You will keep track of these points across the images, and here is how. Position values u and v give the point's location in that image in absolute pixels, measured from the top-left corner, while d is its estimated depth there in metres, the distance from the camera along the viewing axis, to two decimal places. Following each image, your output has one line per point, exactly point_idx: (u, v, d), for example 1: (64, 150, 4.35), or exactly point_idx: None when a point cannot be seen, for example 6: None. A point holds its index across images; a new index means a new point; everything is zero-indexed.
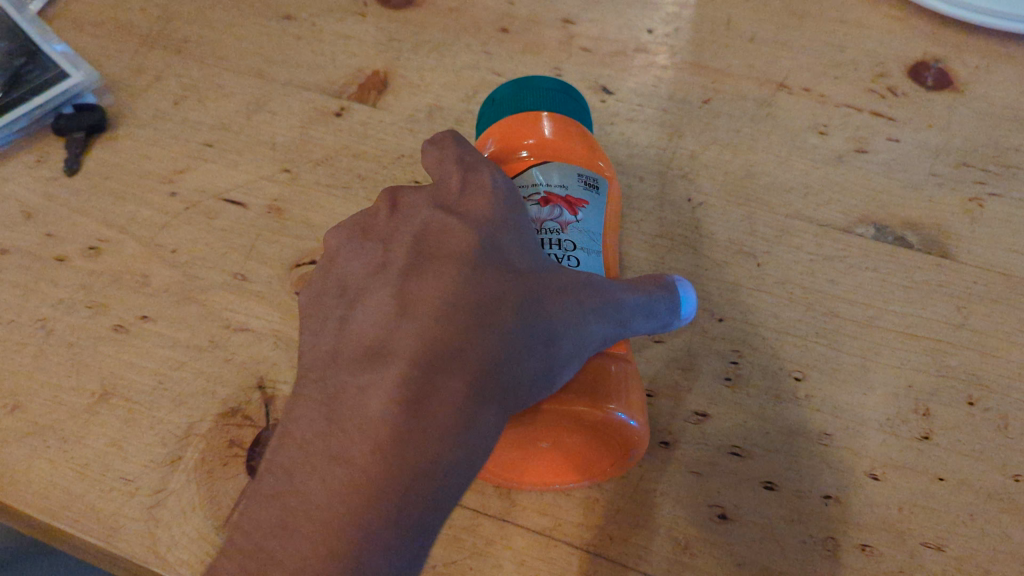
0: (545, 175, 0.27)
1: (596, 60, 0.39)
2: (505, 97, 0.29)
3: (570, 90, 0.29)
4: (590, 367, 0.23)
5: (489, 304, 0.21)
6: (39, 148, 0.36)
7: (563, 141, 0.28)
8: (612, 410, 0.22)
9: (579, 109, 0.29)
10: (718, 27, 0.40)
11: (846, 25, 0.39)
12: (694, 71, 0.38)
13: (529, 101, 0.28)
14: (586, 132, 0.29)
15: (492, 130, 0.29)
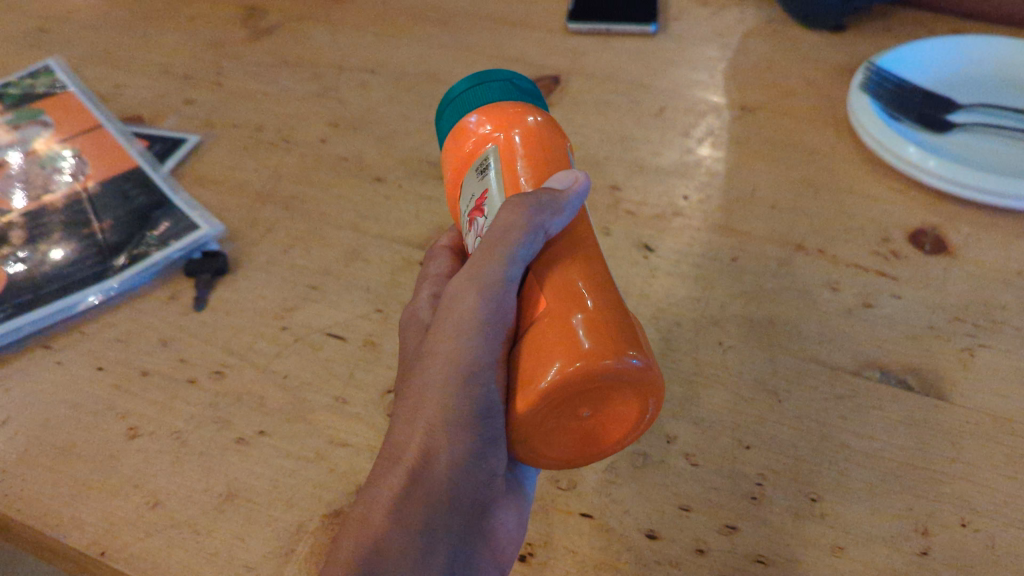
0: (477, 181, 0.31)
1: (639, 221, 0.46)
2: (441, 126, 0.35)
3: (473, 83, 0.34)
4: (575, 326, 0.25)
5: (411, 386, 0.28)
6: (172, 286, 0.44)
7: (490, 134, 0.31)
8: (630, 357, 0.24)
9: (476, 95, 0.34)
10: (745, 197, 0.47)
11: (853, 199, 0.46)
12: (723, 233, 0.45)
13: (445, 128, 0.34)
14: (516, 107, 0.32)
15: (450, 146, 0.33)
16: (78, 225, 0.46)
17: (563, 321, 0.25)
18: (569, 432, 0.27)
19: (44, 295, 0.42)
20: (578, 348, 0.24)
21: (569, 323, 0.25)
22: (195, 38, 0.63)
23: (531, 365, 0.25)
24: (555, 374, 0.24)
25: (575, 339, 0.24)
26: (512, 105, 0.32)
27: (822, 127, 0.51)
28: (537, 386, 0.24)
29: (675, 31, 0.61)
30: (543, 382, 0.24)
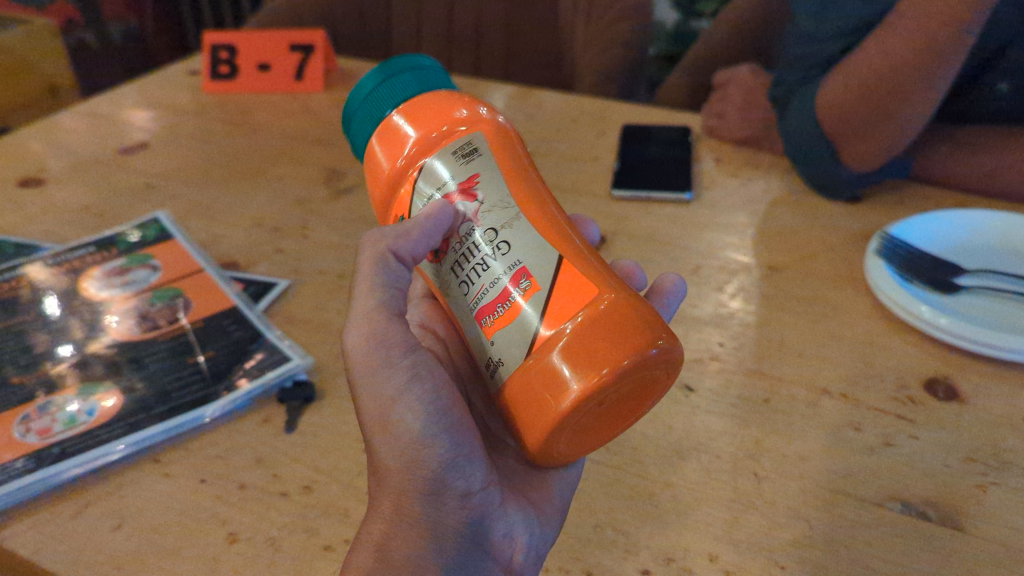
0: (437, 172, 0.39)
1: (680, 364, 0.51)
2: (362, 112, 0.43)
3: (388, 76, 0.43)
4: (584, 342, 0.32)
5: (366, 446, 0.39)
6: (265, 410, 0.49)
7: (430, 124, 0.40)
8: (650, 352, 0.32)
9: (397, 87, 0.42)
10: (774, 346, 0.52)
11: (871, 351, 0.52)
12: (756, 376, 0.50)
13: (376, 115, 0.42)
14: (438, 93, 0.42)
15: (381, 137, 0.42)
16: (184, 354, 0.53)
17: (562, 342, 0.33)
18: (587, 427, 0.34)
19: (154, 415, 0.48)
20: (581, 376, 0.32)
21: (567, 341, 0.33)
22: (284, 196, 0.71)
23: (546, 383, 0.33)
24: (586, 384, 0.32)
25: (597, 355, 0.32)
26: (427, 95, 0.42)
27: (842, 286, 0.58)
28: (561, 406, 0.32)
29: (708, 198, 0.69)
30: (575, 389, 0.32)
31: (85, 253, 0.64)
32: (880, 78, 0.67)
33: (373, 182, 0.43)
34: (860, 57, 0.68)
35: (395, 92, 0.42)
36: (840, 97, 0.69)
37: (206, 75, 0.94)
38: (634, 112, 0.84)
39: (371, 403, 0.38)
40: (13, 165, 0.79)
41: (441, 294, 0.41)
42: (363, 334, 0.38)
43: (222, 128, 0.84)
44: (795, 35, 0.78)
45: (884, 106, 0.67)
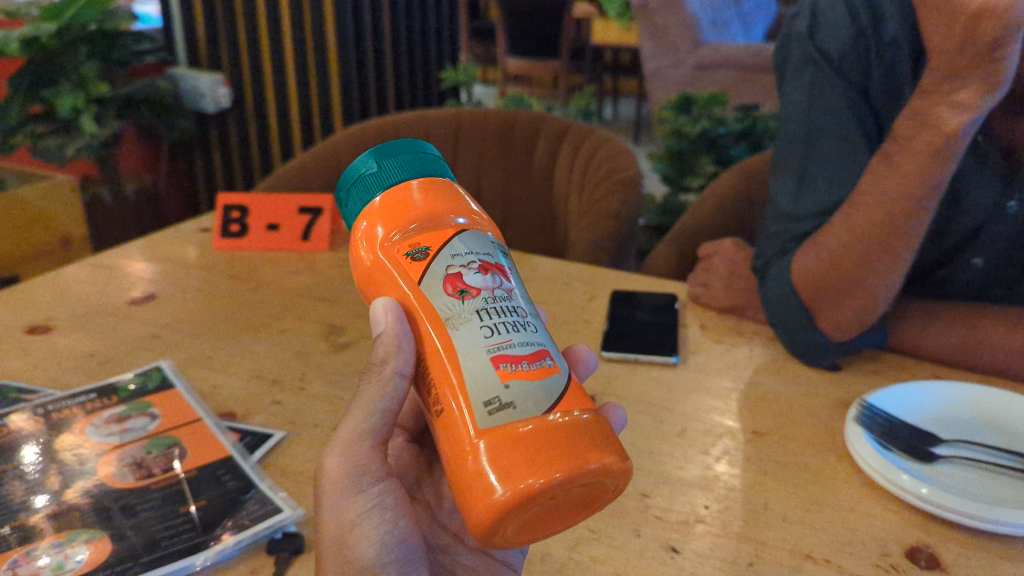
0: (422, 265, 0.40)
1: (666, 526, 0.52)
2: (373, 179, 0.44)
3: (402, 157, 0.44)
4: (542, 444, 0.35)
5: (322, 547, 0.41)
6: (254, 561, 0.50)
7: (411, 216, 0.41)
8: (595, 470, 0.35)
9: (415, 165, 0.44)
10: (759, 509, 0.53)
11: (854, 516, 0.53)
12: (741, 539, 0.51)
13: (391, 182, 0.43)
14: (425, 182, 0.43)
15: (389, 199, 0.42)
16: (176, 502, 0.54)
17: (511, 434, 0.35)
18: (518, 524, 0.36)
19: (140, 564, 0.48)
20: (525, 471, 0.34)
21: (520, 435, 0.35)
22: (284, 350, 0.74)
23: (493, 467, 0.35)
24: (523, 487, 0.34)
25: (545, 460, 0.34)
26: (419, 180, 0.43)
27: (824, 451, 0.59)
28: (500, 493, 0.34)
29: (694, 362, 0.71)
30: (508, 488, 0.34)
31: (86, 400, 0.65)
32: (852, 248, 0.73)
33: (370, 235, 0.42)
34: (835, 229, 0.75)
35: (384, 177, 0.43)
36: (816, 266, 0.76)
37: (216, 232, 0.98)
38: (622, 279, 0.89)
39: (337, 517, 0.41)
40: (23, 312, 0.82)
41: (428, 326, 0.39)
42: (349, 454, 0.41)
43: (228, 282, 0.88)
44: (774, 210, 0.84)
45: (860, 275, 0.73)
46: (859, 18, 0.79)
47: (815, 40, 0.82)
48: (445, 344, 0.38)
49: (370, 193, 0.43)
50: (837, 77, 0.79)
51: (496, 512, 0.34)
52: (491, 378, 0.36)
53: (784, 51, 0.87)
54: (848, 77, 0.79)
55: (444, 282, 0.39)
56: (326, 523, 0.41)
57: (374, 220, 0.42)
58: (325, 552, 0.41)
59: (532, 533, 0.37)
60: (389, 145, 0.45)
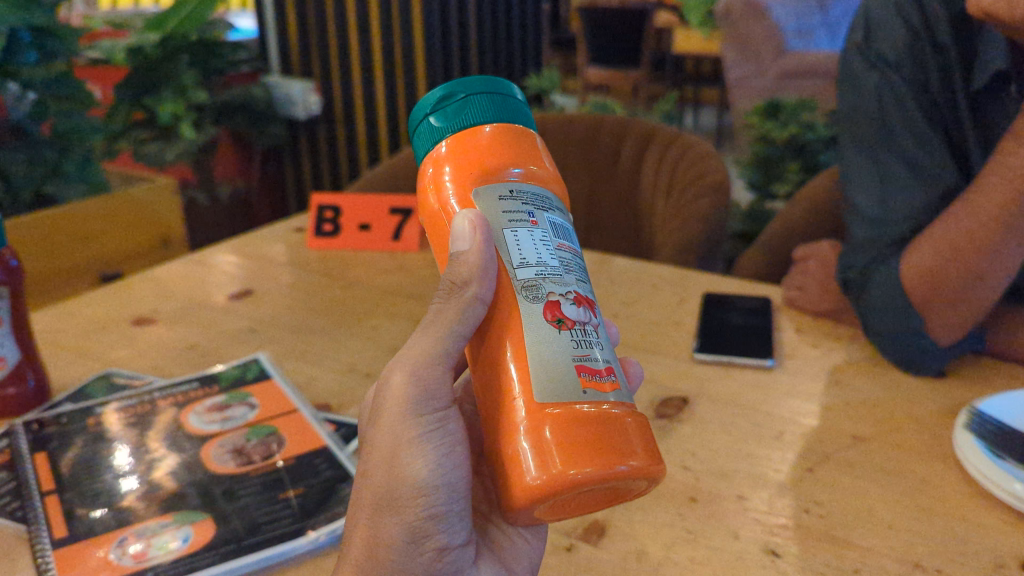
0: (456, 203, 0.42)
1: (765, 528, 0.51)
2: (464, 114, 0.44)
3: (488, 95, 0.44)
4: (596, 429, 0.36)
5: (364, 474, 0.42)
6: None
7: (509, 167, 0.43)
8: (644, 485, 0.38)
9: (492, 106, 0.44)
10: (861, 514, 0.52)
11: (969, 524, 0.50)
12: (843, 545, 0.49)
13: (476, 117, 0.44)
14: (518, 132, 0.44)
15: (494, 140, 0.43)
16: (276, 489, 0.55)
17: (564, 418, 0.36)
18: (542, 509, 0.38)
19: (242, 547, 0.49)
20: (570, 461, 0.35)
21: (572, 421, 0.36)
22: (377, 345, 0.75)
23: (532, 448, 0.36)
24: (580, 474, 0.35)
25: (605, 501, 0.40)
26: (506, 129, 0.44)
27: (929, 458, 0.57)
28: (530, 476, 0.36)
29: (790, 365, 0.70)
30: (542, 471, 0.36)
31: (189, 388, 0.68)
32: (966, 244, 0.69)
33: (485, 157, 0.42)
34: (946, 224, 0.71)
35: (456, 120, 0.44)
36: (929, 263, 0.71)
37: (310, 231, 1.00)
38: (713, 282, 0.87)
39: (388, 441, 0.40)
40: (129, 305, 0.86)
41: (578, 277, 0.41)
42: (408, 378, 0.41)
43: (322, 279, 0.90)
44: (856, 219, 0.79)
45: (979, 271, 0.69)
46: (909, 19, 0.76)
47: (869, 47, 0.79)
48: (589, 300, 0.41)
49: (464, 122, 0.44)
50: (899, 80, 0.76)
51: (523, 497, 0.36)
52: (608, 357, 0.40)
53: (845, 58, 0.83)
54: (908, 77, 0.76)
55: (545, 306, 0.39)
56: (372, 447, 0.41)
57: (489, 153, 0.43)
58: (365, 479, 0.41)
59: (555, 517, 0.40)
60: (470, 83, 0.45)
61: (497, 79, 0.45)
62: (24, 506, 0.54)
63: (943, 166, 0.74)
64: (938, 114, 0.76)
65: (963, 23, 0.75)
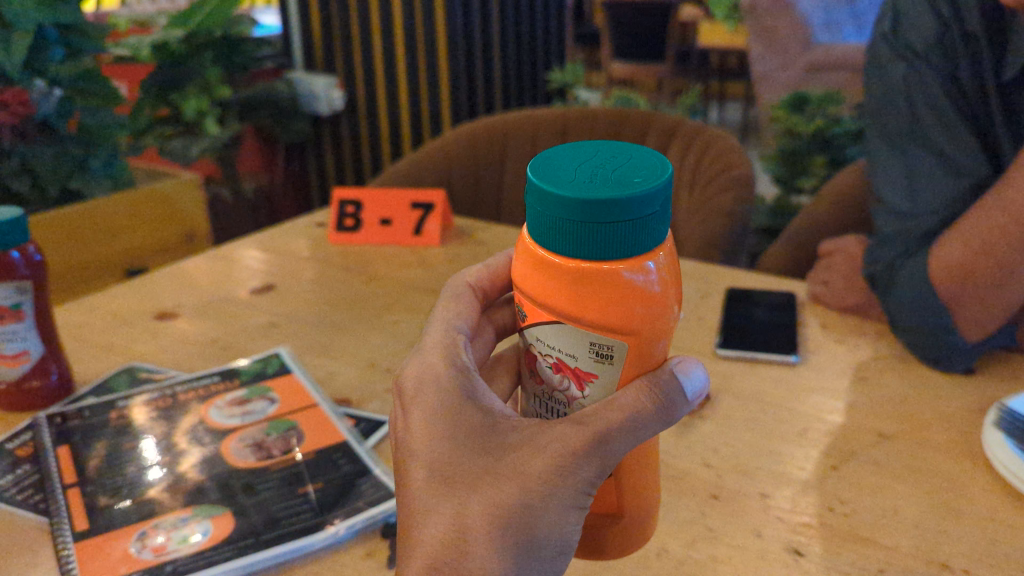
0: (599, 340, 0.36)
1: (789, 527, 0.50)
2: (606, 228, 0.34)
3: (644, 207, 0.34)
4: None
5: (445, 547, 0.36)
6: (368, 544, 0.50)
7: (660, 302, 0.36)
8: None
9: (645, 219, 0.34)
10: (888, 513, 0.51)
11: (999, 524, 0.49)
12: (870, 545, 0.48)
13: (623, 239, 0.34)
14: (658, 256, 0.36)
15: (649, 272, 0.35)
16: (295, 483, 0.55)
17: None
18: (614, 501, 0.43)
19: (261, 541, 0.50)
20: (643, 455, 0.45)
21: None
22: (398, 340, 0.75)
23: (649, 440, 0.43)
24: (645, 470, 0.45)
25: None
26: (656, 257, 0.36)
27: (957, 456, 0.56)
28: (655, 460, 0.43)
29: (815, 361, 0.69)
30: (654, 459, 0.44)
31: (211, 382, 0.68)
32: (998, 238, 0.65)
33: (638, 294, 0.35)
34: (978, 217, 0.67)
35: (595, 247, 0.34)
36: (959, 258, 0.68)
37: (332, 226, 1.01)
38: (736, 277, 0.86)
39: (548, 514, 0.36)
40: (152, 299, 0.86)
41: None
42: (544, 492, 0.36)
43: (343, 274, 0.90)
44: (884, 212, 0.78)
45: (1013, 265, 0.66)
46: (940, 8, 0.74)
47: (898, 37, 0.78)
48: None
49: (617, 242, 0.34)
50: (930, 70, 0.74)
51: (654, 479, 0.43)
52: None
53: (874, 48, 0.81)
54: (939, 68, 0.74)
55: None
56: (522, 502, 0.36)
57: (636, 286, 0.35)
58: (445, 558, 0.36)
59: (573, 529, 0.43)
60: (638, 188, 0.34)
61: (666, 182, 0.35)
62: (47, 498, 0.55)
63: (975, 157, 0.72)
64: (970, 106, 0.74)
65: (996, 12, 0.73)
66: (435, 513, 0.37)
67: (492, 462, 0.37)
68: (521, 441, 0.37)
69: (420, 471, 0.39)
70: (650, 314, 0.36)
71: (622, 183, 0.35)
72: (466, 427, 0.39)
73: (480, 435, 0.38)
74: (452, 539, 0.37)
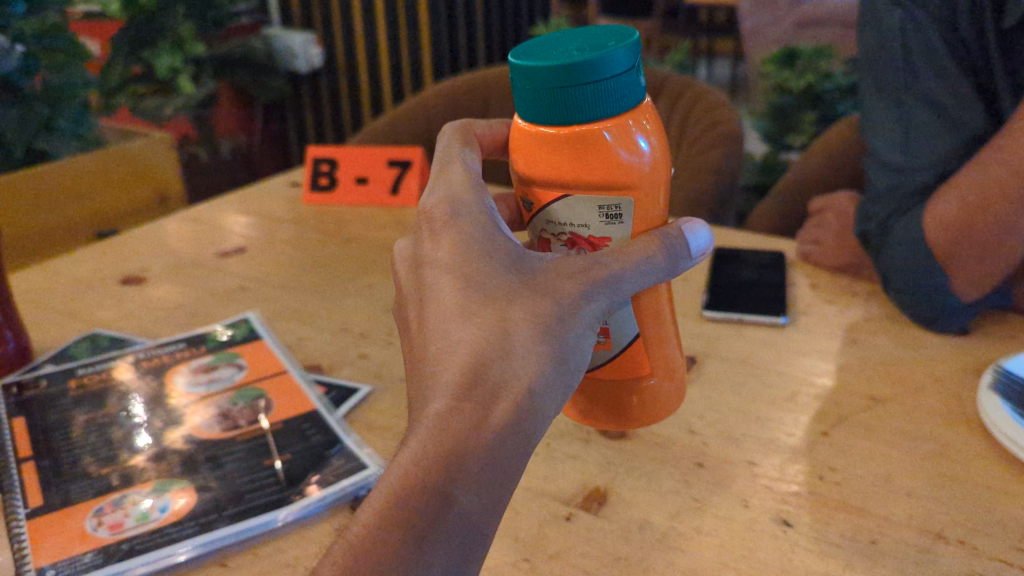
0: (605, 201, 0.39)
1: (776, 496, 0.48)
2: (584, 96, 0.37)
3: (615, 71, 0.37)
4: None
5: (476, 363, 0.35)
6: (337, 518, 0.47)
7: (652, 151, 0.39)
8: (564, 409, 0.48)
9: (620, 82, 0.37)
10: (879, 481, 0.49)
11: (995, 492, 0.47)
12: (861, 515, 0.46)
13: (602, 104, 0.37)
14: (641, 111, 0.39)
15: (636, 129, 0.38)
16: (262, 455, 0.52)
17: None
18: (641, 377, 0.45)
19: (225, 516, 0.47)
20: None
21: None
22: (372, 303, 0.72)
23: None
24: None
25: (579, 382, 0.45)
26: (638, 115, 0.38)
27: (952, 420, 0.54)
28: None
29: (804, 323, 0.66)
30: None
31: (176, 349, 0.65)
32: (995, 192, 0.63)
33: (629, 147, 0.38)
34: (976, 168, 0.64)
35: (577, 113, 0.37)
36: (957, 213, 0.65)
37: (306, 186, 0.97)
38: (724, 235, 0.83)
39: (576, 332, 0.36)
40: (117, 263, 0.83)
41: None
42: (573, 306, 0.36)
43: (318, 236, 0.87)
44: (877, 166, 0.75)
45: (1009, 222, 0.63)
46: None
47: None
48: None
49: (596, 104, 0.37)
50: (925, 17, 0.70)
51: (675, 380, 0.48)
52: None
53: None
54: (936, 14, 0.70)
55: None
56: (554, 314, 0.36)
57: (627, 140, 0.38)
58: (477, 374, 0.35)
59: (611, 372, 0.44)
60: (605, 52, 0.36)
61: (632, 39, 0.37)
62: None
63: (969, 108, 0.69)
64: (967, 54, 0.71)
65: None
66: (466, 321, 0.36)
67: (521, 286, 0.37)
68: (547, 268, 0.37)
69: (445, 296, 0.37)
70: (643, 164, 0.39)
71: (594, 48, 0.37)
72: (491, 256, 0.38)
73: (506, 263, 0.37)
74: (485, 354, 0.35)
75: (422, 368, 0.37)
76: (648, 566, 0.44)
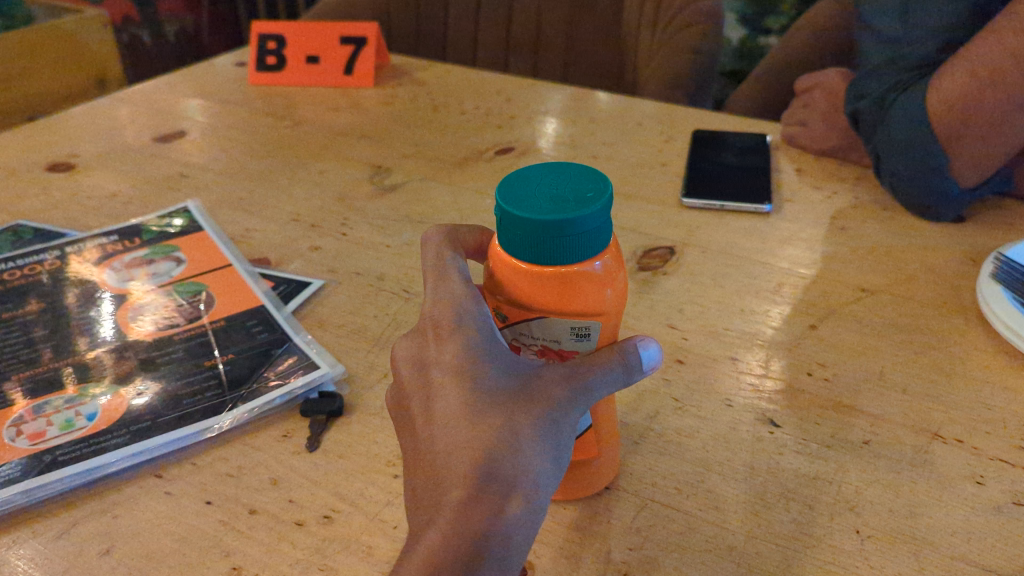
0: (574, 323, 0.32)
1: (762, 394, 0.44)
2: (550, 251, 0.30)
3: (590, 233, 0.30)
4: None
5: (482, 465, 0.29)
6: (286, 422, 0.43)
7: (620, 297, 0.33)
8: None
9: (597, 235, 0.30)
10: (871, 377, 0.45)
11: (994, 387, 0.44)
12: (852, 413, 0.43)
13: (572, 256, 0.30)
14: (614, 258, 0.32)
15: (610, 273, 0.32)
16: (201, 356, 0.47)
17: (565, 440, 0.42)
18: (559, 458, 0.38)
19: (160, 423, 0.43)
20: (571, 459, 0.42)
21: None
22: (324, 191, 0.67)
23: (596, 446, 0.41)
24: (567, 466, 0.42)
25: None
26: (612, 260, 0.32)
27: (947, 311, 0.50)
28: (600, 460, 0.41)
29: (789, 210, 0.62)
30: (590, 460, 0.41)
31: (107, 242, 0.59)
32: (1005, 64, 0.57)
33: (599, 295, 0.32)
34: (986, 42, 0.59)
35: (548, 256, 0.30)
36: (962, 89, 0.60)
37: (252, 65, 0.89)
38: (703, 117, 0.78)
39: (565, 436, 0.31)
40: (43, 149, 0.76)
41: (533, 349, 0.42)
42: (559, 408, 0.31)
43: (266, 119, 0.80)
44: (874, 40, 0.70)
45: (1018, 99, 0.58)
46: None
47: None
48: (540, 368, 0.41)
49: (564, 259, 0.30)
50: None
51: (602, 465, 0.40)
52: None
53: None
54: None
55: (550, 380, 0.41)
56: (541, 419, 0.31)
57: (598, 290, 0.31)
58: (484, 479, 0.29)
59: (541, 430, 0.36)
60: (584, 210, 0.29)
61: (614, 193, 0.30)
62: None
63: None
64: None
65: None
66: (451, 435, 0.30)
67: (518, 387, 0.31)
68: (534, 370, 0.32)
69: (440, 394, 0.32)
70: (611, 305, 0.32)
71: (571, 197, 0.30)
72: (484, 352, 0.32)
73: (500, 360, 0.32)
74: (490, 456, 0.30)
75: (417, 475, 0.31)
76: (624, 471, 0.40)
